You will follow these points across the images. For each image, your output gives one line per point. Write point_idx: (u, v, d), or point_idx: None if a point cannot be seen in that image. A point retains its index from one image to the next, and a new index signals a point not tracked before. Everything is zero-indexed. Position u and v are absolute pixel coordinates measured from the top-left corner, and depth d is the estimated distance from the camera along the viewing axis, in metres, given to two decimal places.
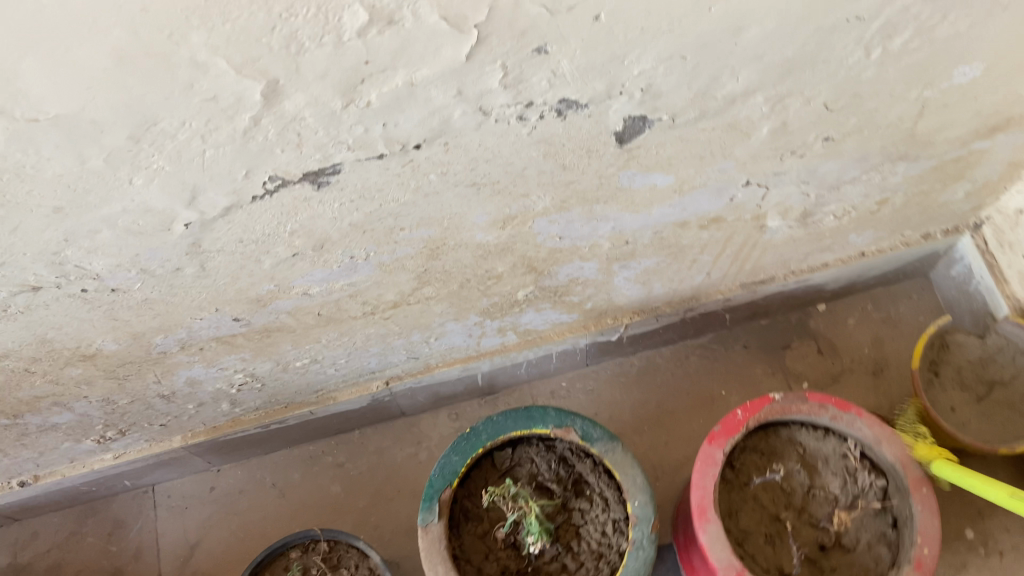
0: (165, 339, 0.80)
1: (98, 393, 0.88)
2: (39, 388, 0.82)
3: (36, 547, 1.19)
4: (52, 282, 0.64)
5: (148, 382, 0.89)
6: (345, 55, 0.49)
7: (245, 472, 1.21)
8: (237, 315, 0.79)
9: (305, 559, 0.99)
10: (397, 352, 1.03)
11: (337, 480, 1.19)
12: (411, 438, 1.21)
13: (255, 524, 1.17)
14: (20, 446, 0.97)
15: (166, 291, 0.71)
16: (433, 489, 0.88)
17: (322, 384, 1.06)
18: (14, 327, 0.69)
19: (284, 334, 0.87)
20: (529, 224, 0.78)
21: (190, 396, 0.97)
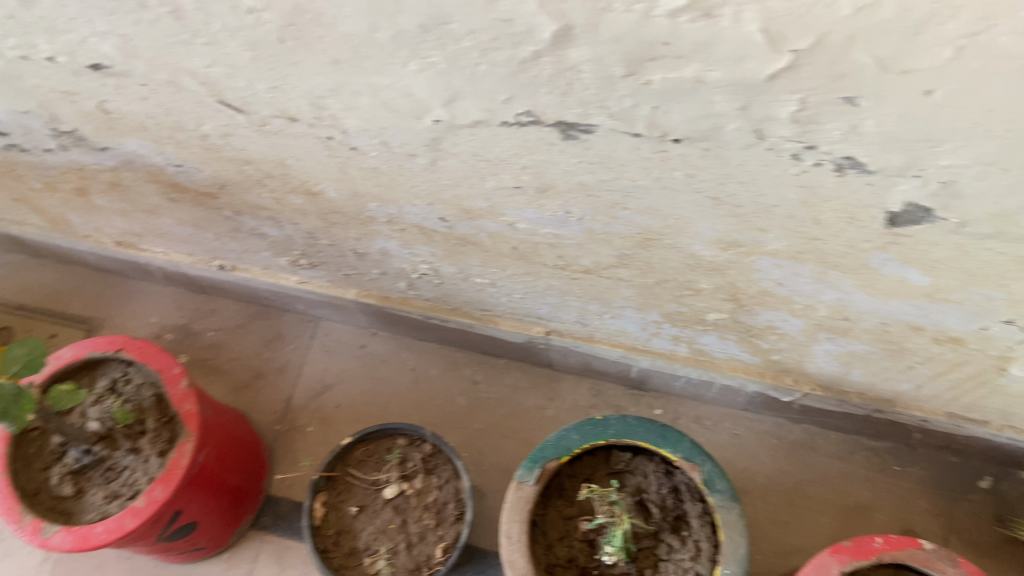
0: (377, 207, 0.83)
1: (305, 225, 0.94)
2: (262, 199, 0.88)
3: (210, 322, 1.30)
4: (307, 119, 0.68)
5: (349, 236, 0.94)
6: (648, 28, 0.46)
7: (393, 345, 1.26)
8: (445, 216, 0.81)
9: (406, 451, 1.01)
10: (569, 311, 1.00)
11: (465, 395, 1.21)
12: (546, 391, 1.20)
13: (383, 395, 1.22)
14: (229, 240, 1.06)
15: (395, 167, 0.73)
16: (542, 454, 0.86)
17: (491, 305, 1.05)
18: (264, 141, 0.74)
19: (477, 249, 0.88)
20: (752, 258, 0.72)
21: (376, 264, 1.01)
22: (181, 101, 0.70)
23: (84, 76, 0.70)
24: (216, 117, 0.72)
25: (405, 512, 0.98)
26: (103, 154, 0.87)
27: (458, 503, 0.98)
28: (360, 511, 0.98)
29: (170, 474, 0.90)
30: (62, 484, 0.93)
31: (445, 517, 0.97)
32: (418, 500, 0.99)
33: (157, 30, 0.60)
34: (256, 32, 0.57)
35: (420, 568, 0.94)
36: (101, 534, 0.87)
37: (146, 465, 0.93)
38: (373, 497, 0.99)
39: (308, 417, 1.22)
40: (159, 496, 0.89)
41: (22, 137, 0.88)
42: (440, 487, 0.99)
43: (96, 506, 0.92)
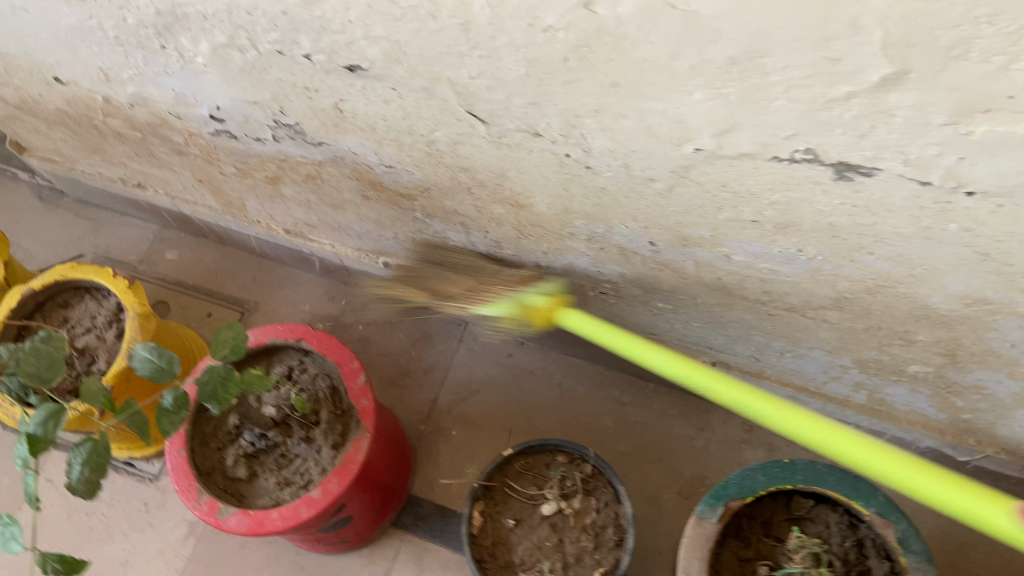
0: (584, 225, 0.82)
1: (495, 234, 0.94)
2: (463, 205, 0.89)
3: (360, 315, 1.32)
4: (552, 136, 0.68)
5: (537, 249, 0.93)
6: (999, 81, 0.44)
7: (540, 357, 1.25)
8: (656, 241, 0.80)
9: (567, 470, 1.00)
10: (747, 345, 0.97)
11: (611, 415, 1.19)
12: (696, 421, 1.17)
13: (528, 406, 1.22)
14: (407, 240, 1.07)
15: (625, 189, 0.72)
16: (724, 491, 0.84)
17: (660, 331, 1.04)
18: (494, 152, 0.75)
19: (675, 275, 0.86)
20: (996, 316, 0.69)
21: (554, 279, 1.00)
22: (424, 108, 0.71)
23: (334, 75, 0.71)
24: (454, 126, 0.72)
25: (562, 531, 0.97)
26: (315, 149, 0.89)
27: (617, 528, 0.96)
28: (516, 524, 0.98)
29: (346, 468, 0.91)
30: (236, 466, 0.94)
31: (603, 541, 0.96)
32: (575, 520, 0.98)
33: (436, 38, 0.60)
34: (543, 49, 0.57)
35: None
36: (276, 521, 0.89)
37: (318, 456, 0.94)
38: (530, 511, 0.99)
39: (452, 421, 1.22)
40: (335, 489, 0.90)
41: (237, 125, 0.90)
42: (598, 509, 0.98)
43: (269, 491, 0.93)
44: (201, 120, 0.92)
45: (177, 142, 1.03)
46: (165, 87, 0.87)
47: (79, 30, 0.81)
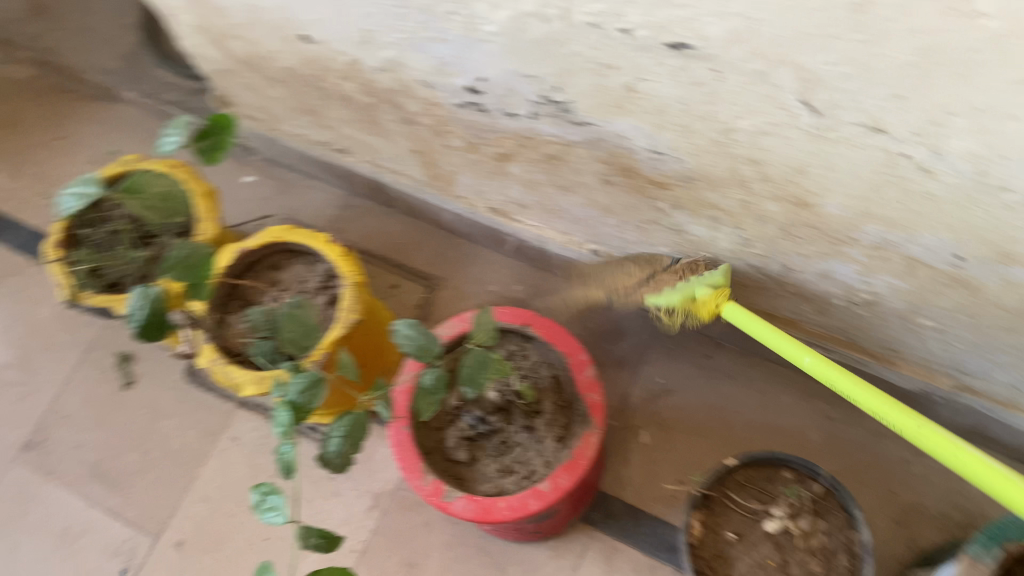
0: (876, 231, 0.76)
1: (752, 231, 0.87)
2: (728, 198, 0.83)
3: (550, 301, 1.26)
4: (896, 133, 0.61)
5: (797, 251, 0.87)
6: None
7: (741, 361, 1.19)
8: (966, 254, 0.72)
9: (795, 488, 0.94)
10: (1012, 372, 0.89)
11: (819, 430, 1.12)
12: (914, 445, 1.10)
13: (728, 411, 1.15)
14: (635, 229, 1.01)
15: (960, 197, 0.65)
16: (1000, 533, 0.79)
17: (904, 348, 0.96)
18: (806, 146, 0.68)
19: (964, 293, 0.79)
20: None
21: (800, 283, 0.93)
22: (743, 93, 0.66)
23: (647, 53, 0.66)
24: (771, 114, 0.67)
25: (788, 551, 0.91)
26: (575, 128, 0.84)
27: (850, 556, 0.90)
28: (737, 539, 0.93)
29: (576, 464, 0.88)
30: (457, 449, 0.91)
31: (835, 568, 0.90)
32: (803, 541, 0.91)
33: (811, 17, 0.55)
34: (949, 37, 0.51)
35: None
36: (504, 510, 0.86)
37: (542, 446, 0.91)
38: (752, 526, 0.93)
39: (645, 419, 1.17)
40: (565, 484, 0.87)
41: (494, 98, 0.86)
42: (828, 533, 0.91)
43: (492, 478, 0.90)
44: (453, 90, 0.89)
45: (409, 111, 1.00)
46: (432, 54, 0.84)
47: None
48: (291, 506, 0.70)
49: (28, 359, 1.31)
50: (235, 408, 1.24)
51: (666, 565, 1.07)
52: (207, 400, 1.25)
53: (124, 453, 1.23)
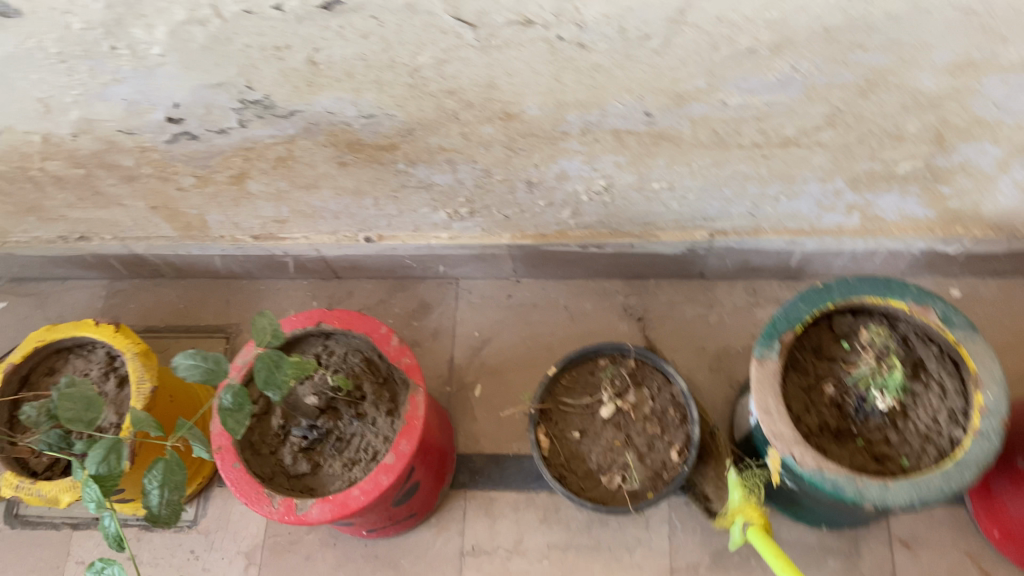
0: (577, 118, 0.84)
1: (485, 160, 0.94)
2: (449, 137, 0.89)
3: (349, 305, 1.27)
4: (544, 20, 0.69)
5: (529, 163, 0.94)
6: None
7: (539, 289, 1.26)
8: (652, 109, 0.82)
9: (613, 370, 1.02)
10: (742, 202, 1.02)
11: (625, 319, 1.22)
12: (703, 300, 1.22)
13: (544, 335, 1.22)
14: (390, 200, 1.05)
15: (620, 58, 0.74)
16: (774, 328, 0.89)
17: (656, 217, 1.07)
18: (483, 60, 0.75)
19: (670, 146, 0.89)
20: (980, 78, 0.74)
21: (547, 193, 1.01)
22: (408, 30, 0.70)
23: (307, 22, 0.70)
24: (440, 41, 0.72)
25: (627, 427, 0.99)
26: (286, 122, 0.86)
27: (677, 406, 0.99)
28: (582, 435, 0.99)
29: (412, 427, 0.90)
30: (297, 462, 0.92)
31: (668, 423, 0.98)
32: (636, 413, 1.00)
33: None
34: None
35: (660, 474, 0.96)
36: (359, 497, 0.87)
37: (377, 426, 0.93)
38: (591, 419, 1.00)
39: (475, 374, 1.21)
40: (407, 449, 0.89)
41: (198, 121, 0.86)
42: (654, 396, 1.00)
43: (340, 474, 0.91)
44: (157, 128, 0.88)
45: (127, 167, 0.97)
46: (117, 99, 0.82)
47: (11, 57, 0.76)
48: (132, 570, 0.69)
49: None
50: (72, 532, 1.17)
51: (539, 492, 1.13)
52: (40, 536, 1.18)
53: None
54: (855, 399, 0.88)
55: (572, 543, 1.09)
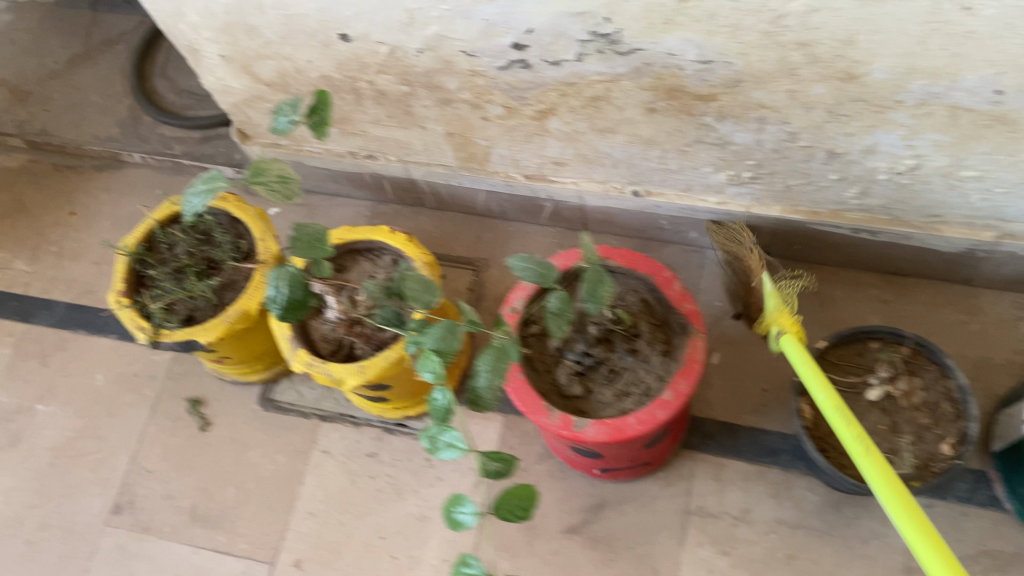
0: (920, 87, 0.84)
1: (798, 123, 0.94)
2: (775, 94, 0.90)
3: None
4: None
5: (843, 132, 0.94)
6: None
7: (788, 269, 1.25)
8: (1008, 87, 0.80)
9: (886, 354, 1.00)
10: None
11: (878, 313, 1.19)
12: (965, 306, 1.17)
13: (789, 316, 1.21)
14: (678, 156, 1.07)
15: (1000, 27, 0.74)
16: None
17: (947, 209, 1.04)
18: (855, 13, 0.76)
19: (1006, 129, 0.87)
20: None
21: (845, 167, 1.00)
22: None
23: None
24: None
25: (896, 413, 0.98)
26: (622, 60, 0.90)
27: (952, 401, 0.97)
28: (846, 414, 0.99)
29: (690, 368, 0.91)
30: (572, 384, 0.96)
31: (941, 416, 0.96)
32: (906, 401, 0.98)
33: None
34: None
35: (929, 464, 0.94)
36: (635, 425, 0.90)
37: (650, 364, 0.95)
38: (857, 399, 0.99)
39: (714, 342, 1.22)
40: (685, 389, 0.90)
41: (540, 50, 0.92)
42: (926, 387, 0.98)
43: (612, 403, 0.95)
44: (498, 52, 0.94)
45: (448, 90, 1.04)
46: (478, 18, 0.89)
47: None
48: (468, 440, 0.75)
49: (96, 426, 1.28)
50: (319, 423, 1.25)
51: (772, 467, 1.12)
52: (290, 422, 1.25)
53: (217, 492, 1.21)
54: None
55: (801, 524, 1.09)
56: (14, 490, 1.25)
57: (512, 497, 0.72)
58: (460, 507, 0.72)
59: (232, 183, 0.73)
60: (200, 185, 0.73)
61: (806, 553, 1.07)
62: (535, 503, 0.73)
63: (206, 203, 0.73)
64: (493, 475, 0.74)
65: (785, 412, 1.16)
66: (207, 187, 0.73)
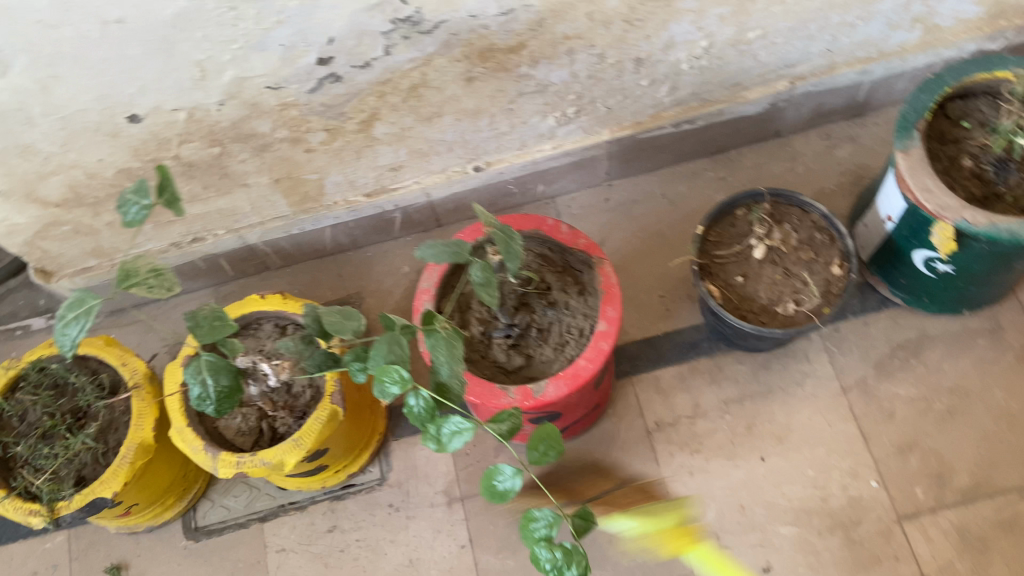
0: None
1: (603, 43, 0.99)
2: (576, 22, 0.94)
3: None
4: None
5: (643, 37, 1.00)
6: None
7: (632, 185, 1.32)
8: None
9: (753, 215, 1.09)
10: (822, 39, 1.10)
11: (722, 190, 1.29)
12: (785, 155, 1.31)
13: (652, 224, 1.28)
14: (505, 116, 1.08)
15: None
16: (908, 122, 0.98)
17: (744, 76, 1.14)
18: None
19: None
20: None
21: (653, 69, 1.07)
22: None
23: None
24: None
25: (783, 261, 1.07)
26: (429, 39, 0.90)
27: (821, 231, 1.07)
28: (745, 279, 1.07)
29: (611, 295, 0.94)
30: (511, 357, 0.96)
31: (819, 246, 1.06)
32: (787, 247, 1.07)
33: None
34: None
35: (829, 289, 1.03)
36: (588, 366, 0.92)
37: (572, 308, 0.98)
38: (748, 263, 1.07)
39: None
40: (615, 313, 0.93)
41: (346, 57, 0.89)
42: (797, 228, 1.08)
43: (555, 357, 0.96)
44: (304, 75, 0.90)
45: (262, 134, 0.98)
46: (273, 46, 0.84)
47: (187, 15, 0.77)
48: (470, 420, 0.76)
49: None
50: (262, 525, 1.14)
51: (699, 359, 1.19)
52: (230, 539, 1.13)
53: None
54: (993, 165, 0.98)
55: (745, 394, 1.16)
56: None
57: (541, 444, 0.77)
58: (502, 477, 0.73)
59: (102, 295, 0.72)
60: (70, 313, 0.71)
61: (760, 417, 1.14)
62: (557, 439, 0.78)
63: (86, 326, 0.71)
64: (509, 433, 0.79)
65: (687, 306, 1.23)
66: (78, 312, 0.72)
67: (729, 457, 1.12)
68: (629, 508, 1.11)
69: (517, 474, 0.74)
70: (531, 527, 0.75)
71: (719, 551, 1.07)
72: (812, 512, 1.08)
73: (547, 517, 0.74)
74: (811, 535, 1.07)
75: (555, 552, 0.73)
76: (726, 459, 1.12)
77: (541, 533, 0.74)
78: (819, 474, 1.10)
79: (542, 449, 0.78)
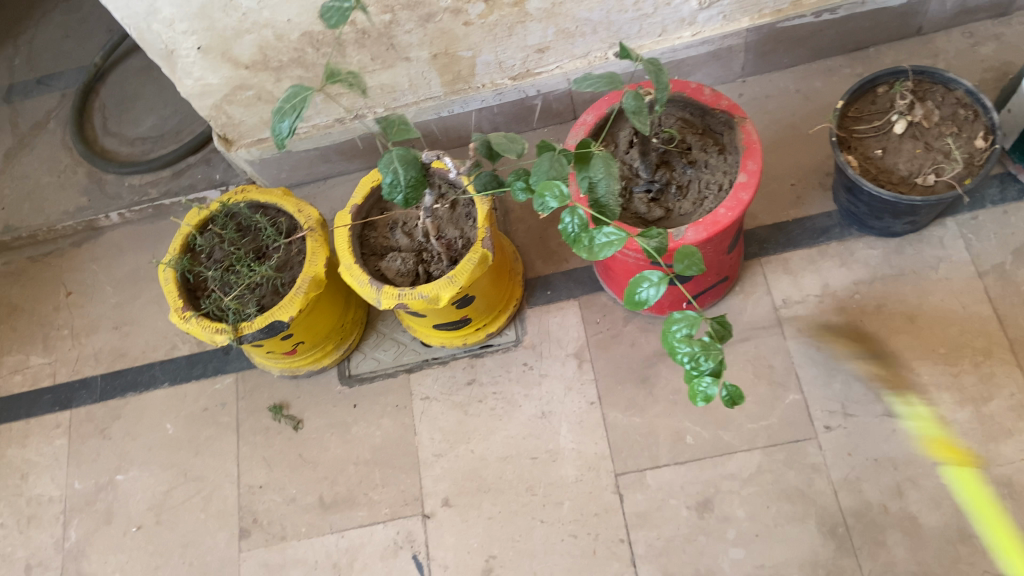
0: None
1: None
2: None
3: None
4: None
5: None
6: None
7: (766, 81, 1.35)
8: None
9: (894, 92, 1.11)
10: None
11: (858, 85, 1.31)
12: (925, 52, 1.31)
13: (785, 116, 1.31)
14: None
15: None
16: None
17: None
18: None
19: None
20: None
21: None
22: None
23: None
24: None
25: (925, 135, 1.08)
26: None
27: (965, 107, 1.08)
28: (884, 152, 1.08)
29: (752, 149, 0.97)
30: (652, 210, 1.02)
31: (962, 122, 1.07)
32: (928, 122, 1.08)
33: None
34: None
35: (972, 160, 1.04)
36: (727, 214, 0.95)
37: (712, 166, 1.02)
38: (888, 137, 1.09)
39: None
40: (756, 166, 0.97)
41: None
42: (940, 105, 1.09)
43: (694, 210, 1.01)
44: None
45: (430, 2, 1.08)
46: None
47: None
48: (621, 232, 0.82)
49: (187, 469, 1.24)
50: (408, 376, 1.25)
51: (831, 242, 1.21)
52: (380, 386, 1.25)
53: (339, 475, 1.20)
54: None
55: (876, 276, 1.17)
56: (129, 563, 1.20)
57: (685, 257, 0.81)
58: (644, 284, 0.83)
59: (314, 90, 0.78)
60: (285, 106, 0.78)
61: (891, 297, 1.16)
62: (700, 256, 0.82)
63: (295, 121, 0.78)
64: (657, 252, 0.82)
65: (819, 194, 1.25)
66: (292, 105, 0.78)
67: (857, 333, 1.14)
68: (754, 376, 1.15)
69: (658, 284, 0.83)
70: (670, 331, 0.82)
71: (845, 418, 1.10)
72: (941, 386, 1.09)
73: (686, 319, 0.81)
74: (940, 408, 1.08)
75: (694, 347, 0.80)
76: (854, 334, 1.14)
77: (679, 332, 0.81)
78: (950, 351, 1.11)
79: (685, 263, 0.82)
